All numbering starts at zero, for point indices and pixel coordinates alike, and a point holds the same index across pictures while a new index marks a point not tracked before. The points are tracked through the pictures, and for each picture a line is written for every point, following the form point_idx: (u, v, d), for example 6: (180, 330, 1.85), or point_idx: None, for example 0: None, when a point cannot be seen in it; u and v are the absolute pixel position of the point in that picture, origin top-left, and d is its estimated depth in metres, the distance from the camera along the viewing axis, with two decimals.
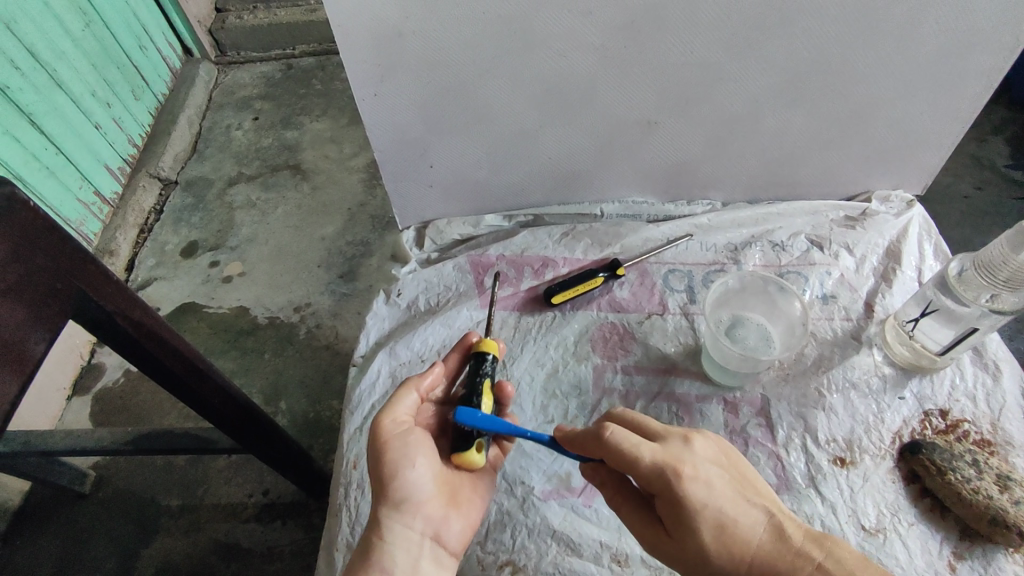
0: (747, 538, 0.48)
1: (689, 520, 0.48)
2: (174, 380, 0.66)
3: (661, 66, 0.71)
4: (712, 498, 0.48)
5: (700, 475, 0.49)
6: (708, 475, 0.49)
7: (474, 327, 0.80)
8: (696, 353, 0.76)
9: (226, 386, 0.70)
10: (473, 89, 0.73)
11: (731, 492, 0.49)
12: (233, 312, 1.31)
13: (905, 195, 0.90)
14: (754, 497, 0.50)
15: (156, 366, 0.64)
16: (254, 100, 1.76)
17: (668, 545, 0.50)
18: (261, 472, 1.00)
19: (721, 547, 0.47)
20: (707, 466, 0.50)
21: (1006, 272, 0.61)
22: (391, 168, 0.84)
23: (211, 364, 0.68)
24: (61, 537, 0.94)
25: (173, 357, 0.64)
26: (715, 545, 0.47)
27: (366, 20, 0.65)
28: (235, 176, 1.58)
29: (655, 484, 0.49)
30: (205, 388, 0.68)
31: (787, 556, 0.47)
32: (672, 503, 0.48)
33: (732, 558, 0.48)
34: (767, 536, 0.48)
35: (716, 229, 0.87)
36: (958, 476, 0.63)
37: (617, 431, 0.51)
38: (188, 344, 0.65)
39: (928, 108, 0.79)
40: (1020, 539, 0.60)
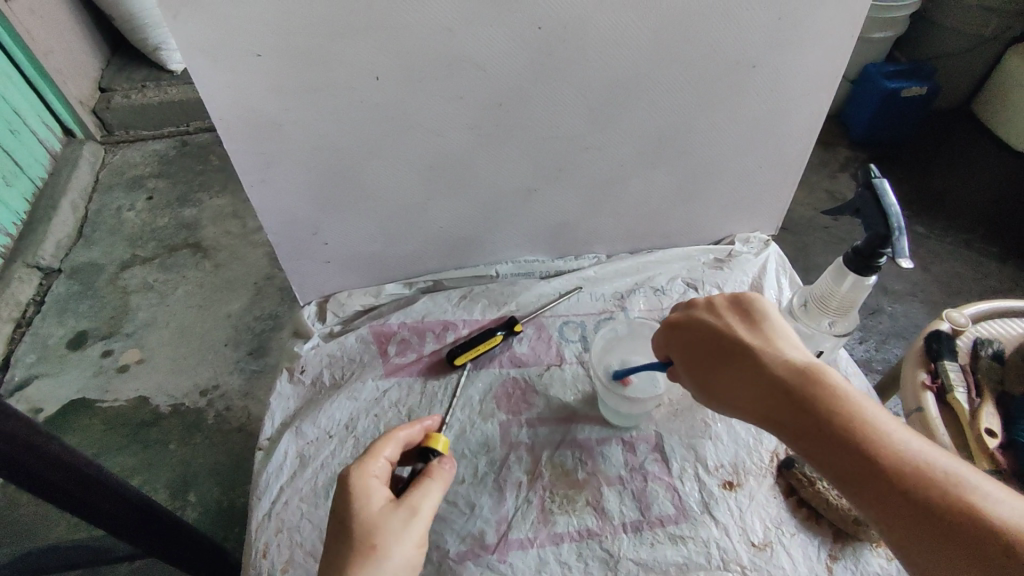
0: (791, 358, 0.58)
1: (722, 343, 0.62)
2: (58, 494, 0.61)
3: (532, 139, 0.79)
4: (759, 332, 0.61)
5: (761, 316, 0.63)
6: (760, 322, 0.63)
7: (381, 397, 0.81)
8: (593, 399, 0.81)
9: (119, 487, 0.66)
10: (359, 170, 0.77)
11: (777, 334, 0.61)
12: (130, 404, 1.25)
13: (761, 236, 1.02)
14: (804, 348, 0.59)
15: (35, 480, 0.58)
16: (146, 178, 1.73)
17: (732, 387, 0.60)
18: None
19: (743, 358, 0.60)
20: (760, 317, 0.63)
21: (834, 302, 0.70)
22: (286, 249, 0.85)
23: (99, 467, 0.64)
24: None
25: (54, 467, 0.59)
26: (739, 354, 0.60)
27: (248, 114, 0.68)
28: (128, 259, 1.52)
29: (710, 324, 0.64)
30: (95, 494, 0.64)
31: (802, 376, 0.56)
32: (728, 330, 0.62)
33: (751, 366, 0.59)
34: (785, 363, 0.57)
35: (602, 280, 0.94)
36: (827, 484, 0.70)
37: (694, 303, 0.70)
38: (71, 449, 0.61)
39: (765, 163, 0.91)
40: (881, 534, 0.68)
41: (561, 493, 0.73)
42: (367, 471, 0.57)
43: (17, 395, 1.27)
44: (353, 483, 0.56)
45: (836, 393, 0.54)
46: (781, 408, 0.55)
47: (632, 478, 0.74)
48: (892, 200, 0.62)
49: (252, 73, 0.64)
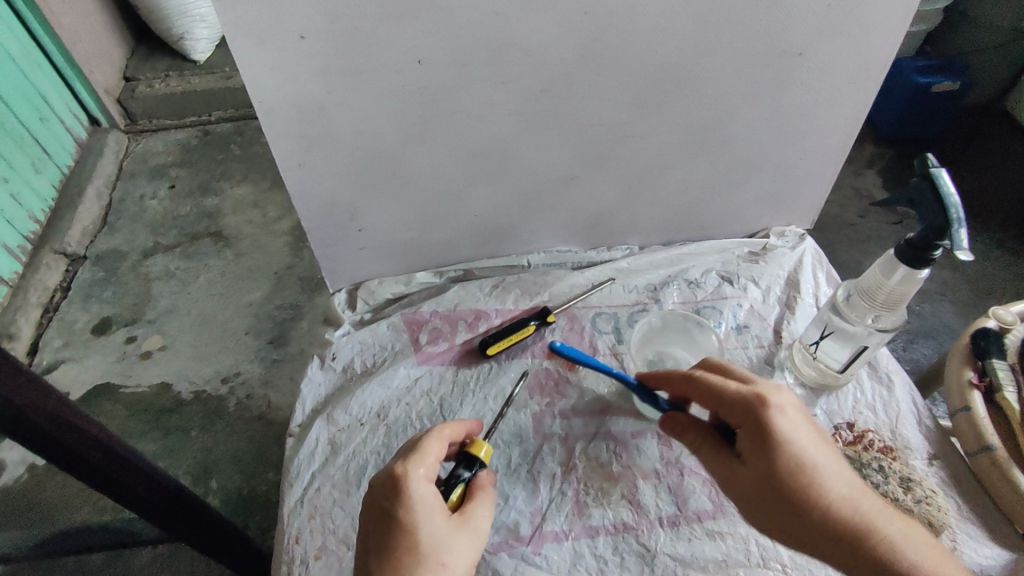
0: (807, 466, 0.54)
1: (768, 445, 0.55)
2: (92, 473, 0.62)
3: (572, 127, 0.77)
4: (797, 432, 0.55)
5: (786, 410, 0.56)
6: (793, 414, 0.56)
7: (412, 385, 0.80)
8: (627, 391, 0.80)
9: (152, 471, 0.67)
10: (396, 156, 0.76)
11: (815, 436, 0.56)
12: (153, 390, 1.25)
13: (797, 230, 1.00)
14: (839, 455, 0.56)
15: (70, 458, 0.59)
16: (169, 167, 1.73)
17: (748, 486, 0.56)
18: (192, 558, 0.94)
19: (794, 470, 0.54)
20: (793, 410, 0.56)
21: (882, 296, 0.68)
22: (319, 235, 0.84)
23: (132, 448, 0.65)
24: None
25: (90, 446, 0.60)
26: (791, 469, 0.54)
27: (288, 97, 0.67)
28: (151, 247, 1.53)
29: (740, 407, 0.57)
30: (128, 475, 0.64)
31: (847, 511, 0.53)
32: (752, 421, 0.56)
33: (802, 493, 0.53)
34: (839, 503, 0.53)
35: (635, 271, 0.93)
36: (871, 482, 0.71)
37: (709, 376, 0.62)
38: (106, 429, 0.62)
39: (806, 155, 0.89)
40: (929, 532, 0.68)
41: (596, 486, 0.72)
42: (423, 478, 0.55)
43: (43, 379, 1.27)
44: (414, 492, 0.54)
45: (864, 530, 0.53)
46: (791, 524, 0.54)
47: (668, 472, 0.73)
48: (951, 187, 0.59)
49: (296, 54, 0.64)
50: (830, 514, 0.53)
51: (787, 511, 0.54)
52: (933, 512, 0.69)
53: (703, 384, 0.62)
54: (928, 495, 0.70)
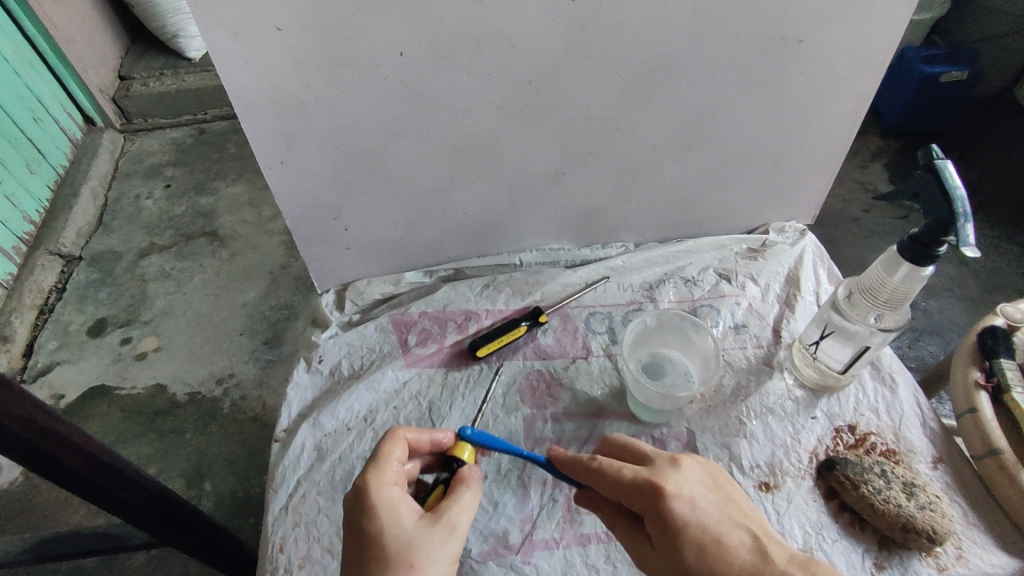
0: (709, 550, 0.49)
1: (670, 532, 0.50)
2: (79, 483, 0.60)
3: (562, 121, 0.75)
4: (699, 508, 0.51)
5: (683, 493, 0.51)
6: (691, 493, 0.52)
7: (401, 389, 0.78)
8: (621, 393, 0.77)
9: (141, 477, 0.65)
10: (380, 152, 0.74)
11: (717, 511, 0.51)
12: (148, 392, 1.24)
13: (797, 225, 0.97)
14: (739, 514, 0.52)
15: (55, 467, 0.58)
16: (164, 167, 1.72)
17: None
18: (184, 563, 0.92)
19: (703, 559, 0.49)
20: (689, 486, 0.52)
21: (886, 293, 0.65)
22: (305, 235, 0.82)
23: (119, 455, 0.63)
24: None
25: (75, 454, 0.59)
26: (699, 556, 0.49)
27: (266, 91, 0.65)
28: (146, 247, 1.52)
29: (637, 495, 0.52)
30: (117, 483, 0.63)
31: None
32: (649, 505, 0.51)
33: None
34: (754, 571, 0.48)
35: (630, 270, 0.90)
36: (870, 488, 0.66)
37: (604, 459, 0.55)
38: (92, 437, 0.61)
39: (806, 148, 0.86)
40: (931, 542, 0.63)
41: None
42: (386, 479, 0.54)
43: (38, 382, 1.26)
44: (376, 495, 0.52)
45: None
46: None
47: None
48: (958, 183, 0.57)
49: (273, 47, 0.61)
50: None
51: None
52: (936, 519, 0.64)
53: (587, 469, 0.55)
54: (930, 501, 0.66)
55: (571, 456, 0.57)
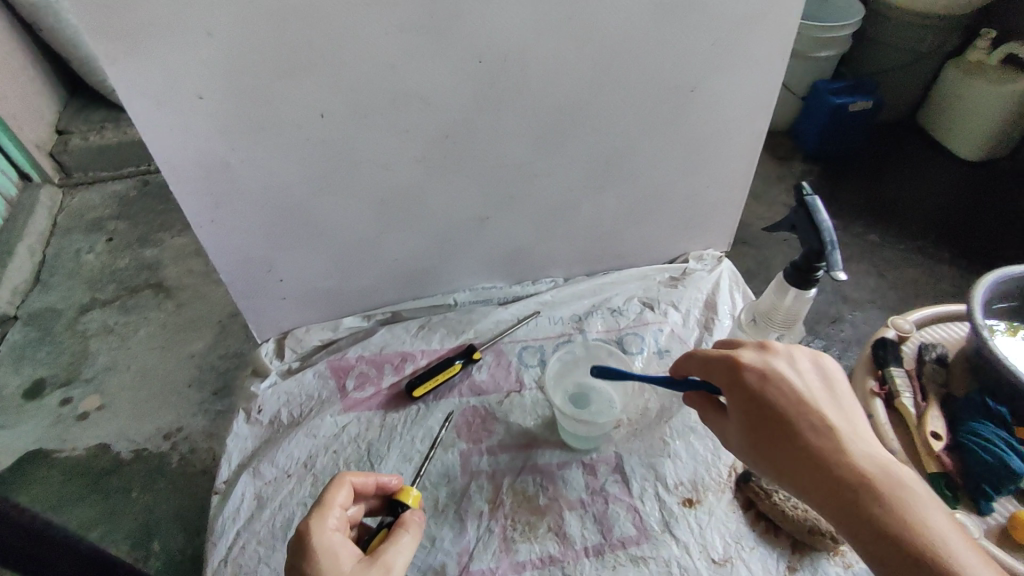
0: (793, 405, 0.57)
1: (768, 382, 0.58)
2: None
3: (481, 169, 0.80)
4: (799, 376, 0.59)
5: (787, 360, 0.60)
6: (800, 365, 0.60)
7: (340, 433, 0.80)
8: (553, 423, 0.81)
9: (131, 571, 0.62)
10: (308, 206, 0.77)
11: (815, 386, 0.59)
12: (90, 452, 1.22)
13: (714, 253, 1.05)
14: (839, 403, 0.58)
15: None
16: (106, 220, 1.71)
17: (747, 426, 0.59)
18: None
19: (789, 405, 0.57)
20: (797, 360, 0.61)
21: (780, 316, 0.72)
22: (241, 288, 0.85)
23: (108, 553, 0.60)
24: None
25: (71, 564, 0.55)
26: (782, 400, 0.57)
27: (191, 155, 0.68)
28: (88, 303, 1.50)
29: (742, 352, 0.62)
30: None
31: (845, 449, 0.53)
32: (756, 388, 0.59)
33: (802, 424, 0.56)
34: (827, 434, 0.55)
35: (560, 303, 0.95)
36: (781, 496, 0.71)
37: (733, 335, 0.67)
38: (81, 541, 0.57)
39: (711, 183, 0.94)
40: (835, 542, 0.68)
41: (522, 520, 0.72)
42: (326, 524, 0.55)
43: None
44: (315, 539, 0.54)
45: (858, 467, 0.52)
46: (792, 459, 0.55)
47: (593, 501, 0.74)
48: (823, 213, 0.64)
49: (194, 115, 0.65)
50: (826, 450, 0.54)
51: (785, 445, 0.56)
52: None
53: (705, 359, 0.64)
54: None
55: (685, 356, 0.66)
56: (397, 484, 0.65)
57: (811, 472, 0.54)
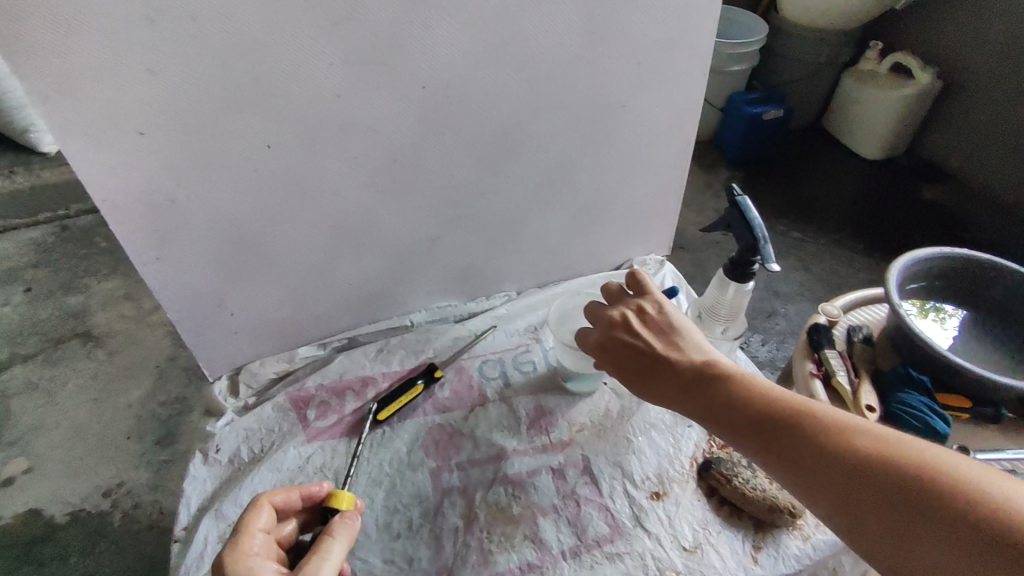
0: (659, 359, 0.63)
1: (628, 346, 0.66)
2: None
3: (431, 191, 0.82)
4: (649, 331, 0.66)
5: (633, 321, 0.68)
6: (645, 321, 0.67)
7: (304, 464, 0.78)
8: (520, 432, 0.82)
9: None
10: (258, 237, 0.77)
11: (665, 334, 0.65)
12: (19, 521, 1.13)
13: (656, 257, 1.10)
14: (692, 342, 0.64)
15: None
16: (22, 269, 1.60)
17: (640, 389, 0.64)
18: None
19: (652, 362, 0.64)
20: (640, 316, 0.68)
21: (722, 309, 0.76)
22: (189, 326, 0.82)
23: None
24: None
25: None
26: (647, 359, 0.64)
27: (135, 193, 0.66)
28: (6, 358, 1.40)
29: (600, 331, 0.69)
30: None
31: (708, 375, 0.59)
32: (652, 356, 0.64)
33: (669, 373, 0.62)
34: (693, 372, 0.61)
35: (515, 316, 0.97)
36: (740, 480, 0.74)
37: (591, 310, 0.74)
38: None
39: (649, 192, 1.00)
40: (794, 517, 0.72)
41: (498, 531, 0.73)
42: (243, 551, 0.55)
43: None
44: (231, 567, 0.54)
45: (728, 386, 0.57)
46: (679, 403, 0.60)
47: (565, 504, 0.75)
48: (753, 211, 0.69)
49: (137, 151, 0.63)
50: (695, 380, 0.60)
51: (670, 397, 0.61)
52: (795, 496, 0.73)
53: (601, 346, 0.68)
54: None
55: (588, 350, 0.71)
56: (329, 490, 0.64)
57: (710, 407, 0.58)
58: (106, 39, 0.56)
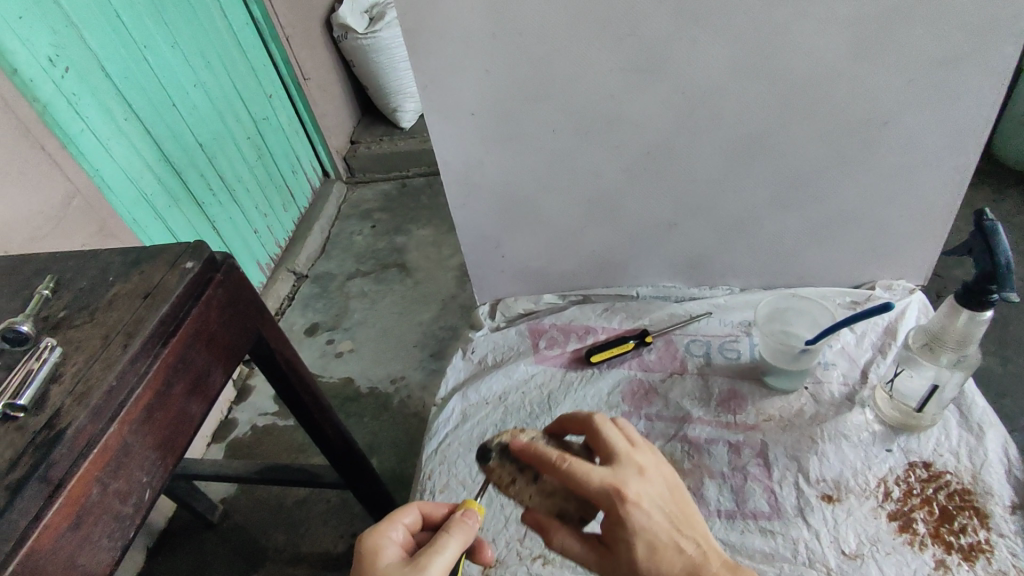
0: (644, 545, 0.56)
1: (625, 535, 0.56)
2: (302, 409, 0.91)
3: (677, 181, 0.95)
4: (650, 513, 0.57)
5: (639, 500, 0.57)
6: (645, 502, 0.57)
7: (529, 379, 1.01)
8: (709, 405, 0.92)
9: (338, 421, 0.96)
10: (533, 200, 1.00)
11: (664, 518, 0.57)
12: (341, 382, 1.62)
13: (907, 284, 1.05)
14: (689, 534, 0.58)
15: (293, 397, 0.89)
16: (373, 212, 2.20)
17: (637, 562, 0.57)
18: (352, 519, 1.27)
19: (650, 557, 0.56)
20: (644, 495, 0.57)
21: (950, 336, 0.74)
22: (475, 259, 1.11)
23: (330, 403, 0.94)
24: (191, 560, 1.25)
25: (305, 390, 0.89)
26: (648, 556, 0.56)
27: (461, 155, 0.95)
28: (353, 272, 1.97)
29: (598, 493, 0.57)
30: (324, 420, 0.94)
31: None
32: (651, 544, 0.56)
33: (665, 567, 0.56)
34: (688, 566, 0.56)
35: (733, 308, 1.05)
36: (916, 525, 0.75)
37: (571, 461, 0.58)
38: (315, 384, 0.91)
39: (909, 213, 0.96)
40: (969, 561, 0.71)
41: None
42: (385, 531, 0.63)
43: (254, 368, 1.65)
44: (365, 540, 0.62)
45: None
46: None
47: (733, 475, 0.84)
48: (1003, 240, 0.66)
49: (468, 127, 0.91)
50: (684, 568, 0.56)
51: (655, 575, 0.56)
52: (974, 545, 0.73)
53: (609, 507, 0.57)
54: (979, 531, 0.74)
55: (592, 418, 0.64)
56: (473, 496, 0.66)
57: None
58: (467, 50, 0.82)
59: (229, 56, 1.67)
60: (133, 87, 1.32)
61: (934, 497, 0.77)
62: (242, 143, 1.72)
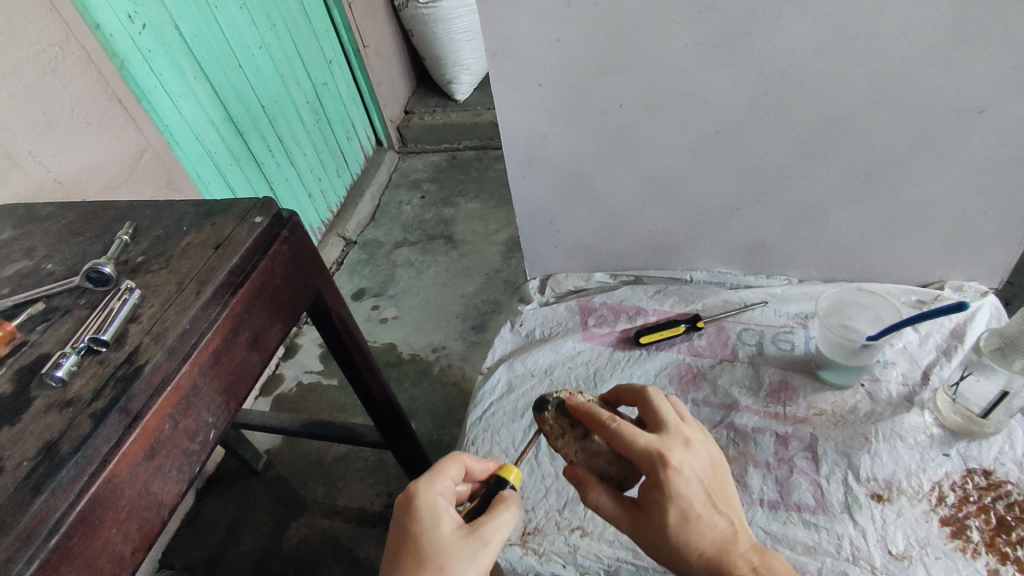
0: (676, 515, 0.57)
1: (660, 502, 0.57)
2: (352, 368, 0.93)
3: (742, 165, 0.93)
4: (689, 486, 0.56)
5: (682, 469, 0.56)
6: (687, 473, 0.57)
7: (576, 355, 1.01)
8: (757, 394, 0.91)
9: (384, 381, 0.98)
10: (592, 176, 0.99)
11: (703, 494, 0.57)
12: (384, 346, 1.66)
13: (980, 287, 1.01)
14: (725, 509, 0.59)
15: (344, 356, 0.91)
16: (423, 182, 2.22)
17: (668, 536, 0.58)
18: (388, 478, 1.31)
19: (681, 527, 0.57)
20: (688, 467, 0.57)
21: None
22: (528, 232, 1.12)
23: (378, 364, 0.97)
24: (237, 502, 1.31)
25: (356, 350, 0.92)
26: (679, 524, 0.57)
27: (523, 126, 0.95)
28: (401, 240, 2.00)
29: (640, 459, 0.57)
30: (371, 380, 0.96)
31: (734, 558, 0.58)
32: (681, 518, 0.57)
33: (689, 543, 0.57)
34: (716, 544, 0.57)
35: (790, 299, 1.03)
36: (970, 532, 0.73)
37: (621, 423, 0.59)
38: (366, 345, 0.93)
39: (989, 211, 0.91)
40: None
41: None
42: (435, 482, 0.62)
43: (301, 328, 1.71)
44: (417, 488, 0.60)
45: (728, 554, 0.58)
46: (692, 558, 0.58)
47: (779, 466, 0.83)
48: None
49: (534, 98, 0.91)
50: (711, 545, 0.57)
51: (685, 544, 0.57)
52: None
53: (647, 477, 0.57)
54: None
55: (646, 390, 0.64)
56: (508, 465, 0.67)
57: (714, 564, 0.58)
58: (540, 19, 0.81)
59: (295, 18, 1.70)
60: (205, 45, 1.36)
61: (992, 505, 0.75)
62: (302, 105, 1.76)
